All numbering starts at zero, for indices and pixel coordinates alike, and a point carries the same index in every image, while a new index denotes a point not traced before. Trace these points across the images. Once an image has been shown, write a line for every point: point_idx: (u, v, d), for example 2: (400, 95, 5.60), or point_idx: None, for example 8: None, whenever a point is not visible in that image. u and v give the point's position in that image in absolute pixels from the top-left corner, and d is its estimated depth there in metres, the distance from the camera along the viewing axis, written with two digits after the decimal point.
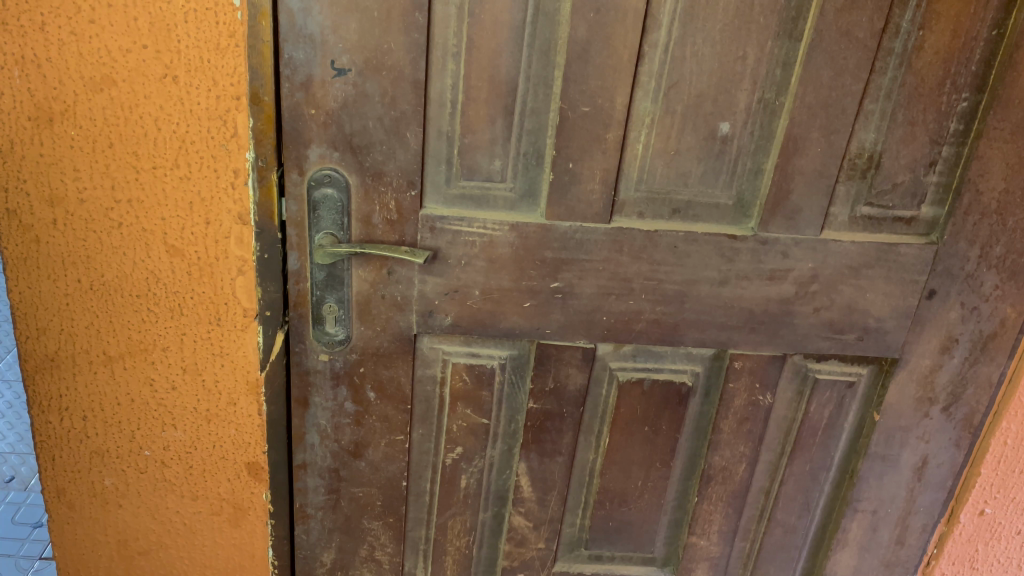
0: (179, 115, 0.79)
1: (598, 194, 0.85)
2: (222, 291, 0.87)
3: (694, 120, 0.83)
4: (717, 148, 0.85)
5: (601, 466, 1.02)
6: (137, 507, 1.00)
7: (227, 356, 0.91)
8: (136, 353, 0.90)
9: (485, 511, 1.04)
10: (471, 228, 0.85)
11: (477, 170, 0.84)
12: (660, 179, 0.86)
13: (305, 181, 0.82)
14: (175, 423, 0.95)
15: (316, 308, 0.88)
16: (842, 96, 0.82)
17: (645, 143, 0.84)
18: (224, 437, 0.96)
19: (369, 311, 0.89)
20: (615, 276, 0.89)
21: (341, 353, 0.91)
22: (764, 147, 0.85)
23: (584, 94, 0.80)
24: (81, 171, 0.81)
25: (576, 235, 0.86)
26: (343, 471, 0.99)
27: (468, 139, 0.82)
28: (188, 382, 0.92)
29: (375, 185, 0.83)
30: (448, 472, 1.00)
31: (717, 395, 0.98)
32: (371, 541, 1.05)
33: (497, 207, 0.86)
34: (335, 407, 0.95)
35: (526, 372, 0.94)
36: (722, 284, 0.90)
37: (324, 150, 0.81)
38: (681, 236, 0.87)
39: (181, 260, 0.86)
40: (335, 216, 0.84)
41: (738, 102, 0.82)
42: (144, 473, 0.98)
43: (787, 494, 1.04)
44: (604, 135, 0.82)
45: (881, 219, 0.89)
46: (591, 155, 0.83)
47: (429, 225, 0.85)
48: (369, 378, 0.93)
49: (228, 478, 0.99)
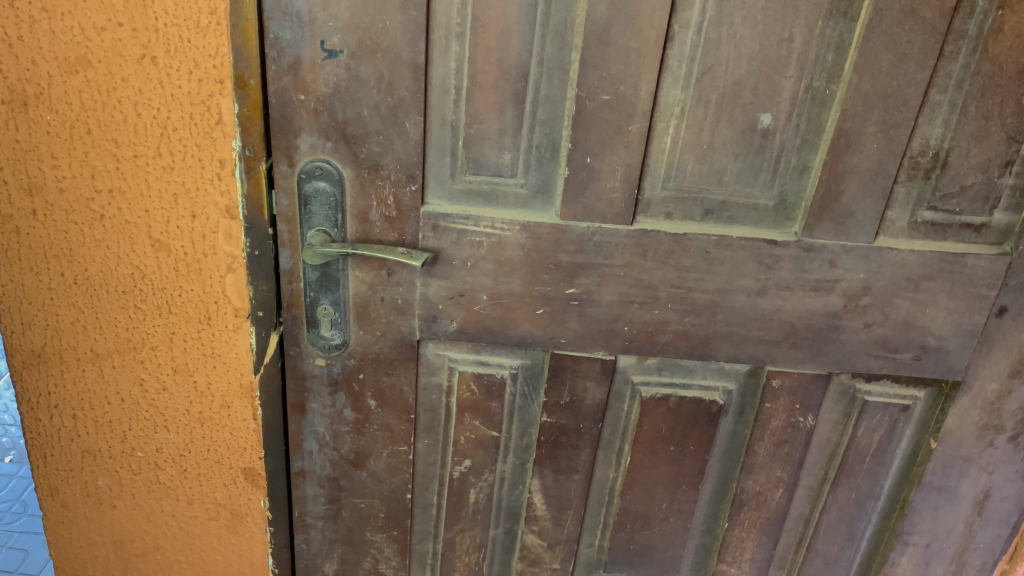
0: (159, 100, 0.72)
1: (619, 192, 0.75)
2: (212, 290, 0.81)
3: (731, 111, 0.73)
4: (757, 142, 0.74)
5: (622, 486, 0.93)
6: (132, 509, 0.96)
7: (220, 357, 0.85)
8: (124, 351, 0.85)
9: (497, 527, 0.97)
10: (478, 227, 0.77)
11: (484, 164, 0.75)
12: (690, 177, 0.76)
13: (295, 173, 0.75)
14: (168, 425, 0.90)
15: (311, 310, 0.81)
16: (904, 84, 0.71)
17: (675, 136, 0.74)
18: (219, 441, 0.91)
19: (368, 314, 0.82)
20: (638, 283, 0.80)
21: (338, 358, 0.84)
22: (811, 142, 0.74)
23: (604, 80, 0.71)
24: (59, 159, 0.75)
25: (595, 238, 0.77)
26: (344, 481, 0.93)
27: (474, 129, 0.74)
28: (180, 382, 0.87)
29: (371, 179, 0.75)
30: (456, 485, 0.94)
31: (752, 414, 0.88)
32: (375, 554, 0.98)
33: (506, 204, 0.77)
34: (333, 414, 0.88)
35: (539, 383, 0.86)
36: (759, 294, 0.80)
37: (315, 140, 0.73)
38: (714, 240, 0.78)
39: (167, 255, 0.79)
40: (328, 212, 0.76)
41: (782, 91, 0.72)
42: (138, 474, 0.93)
43: (829, 523, 0.94)
44: (626, 127, 0.73)
45: (946, 226, 0.78)
46: (611, 149, 0.74)
47: (432, 222, 0.77)
48: (369, 385, 0.86)
49: (225, 483, 0.93)
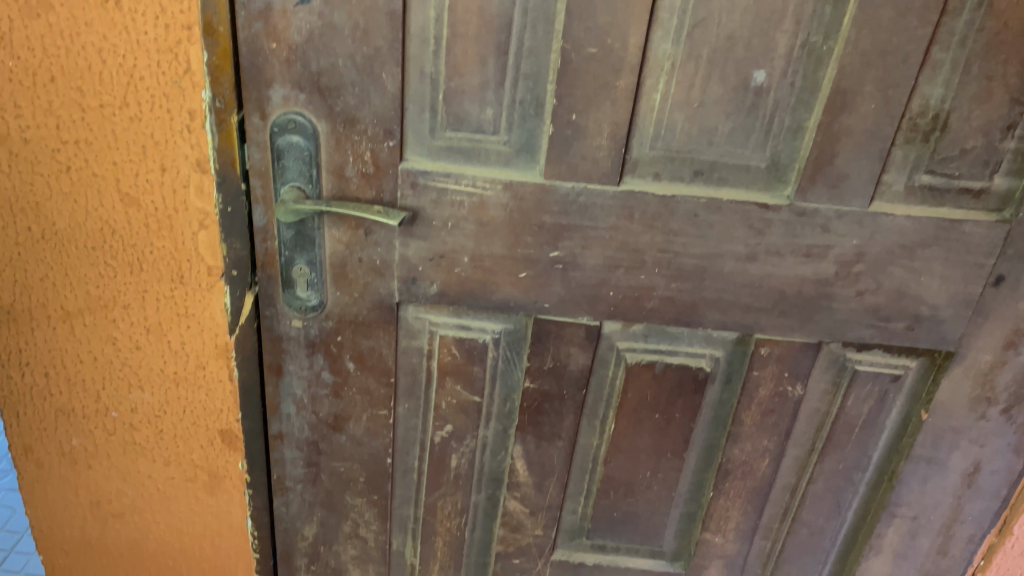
0: (125, 47, 0.68)
1: (605, 151, 0.73)
2: (184, 247, 0.78)
3: (723, 67, 0.69)
4: (750, 100, 0.71)
5: (606, 453, 0.92)
6: (108, 470, 0.94)
7: (194, 317, 0.83)
8: (96, 309, 0.83)
9: (478, 492, 0.95)
10: (458, 185, 0.74)
11: (465, 120, 0.72)
12: (680, 136, 0.73)
13: (267, 126, 0.71)
14: (142, 385, 0.88)
15: (286, 270, 0.79)
16: (904, 41, 0.68)
17: (664, 92, 0.71)
18: (195, 402, 0.89)
19: (345, 275, 0.79)
20: (624, 246, 0.77)
21: (315, 319, 0.82)
22: (806, 102, 0.71)
23: (590, 32, 0.67)
24: (22, 108, 0.72)
25: (580, 199, 0.75)
26: (323, 444, 0.91)
27: (455, 82, 0.70)
28: (153, 342, 0.85)
29: (347, 133, 0.72)
30: (437, 450, 0.92)
31: (739, 383, 0.86)
32: (355, 518, 0.97)
33: (488, 162, 0.74)
34: (311, 377, 0.86)
35: (522, 347, 0.84)
36: (749, 260, 0.78)
37: (288, 91, 0.70)
38: (703, 202, 0.75)
39: (137, 211, 0.77)
40: (302, 167, 0.73)
41: (777, 46, 0.69)
42: (113, 435, 0.92)
43: (815, 494, 0.93)
44: (613, 82, 0.69)
45: (944, 191, 0.75)
46: (597, 106, 0.70)
47: (411, 180, 0.74)
48: (347, 347, 0.84)
49: (201, 444, 0.92)
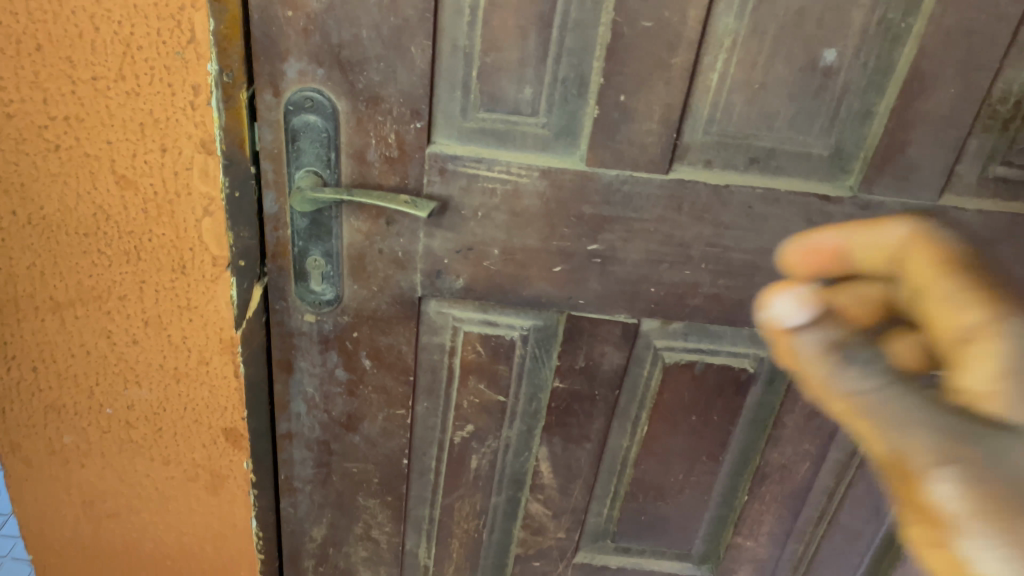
0: (121, 12, 0.60)
1: (655, 136, 0.66)
2: (186, 235, 0.71)
3: (790, 45, 0.62)
4: (817, 83, 0.64)
5: (636, 456, 0.86)
6: (102, 468, 0.88)
7: (196, 310, 0.76)
8: (89, 300, 0.76)
9: (499, 494, 0.90)
10: (491, 171, 0.67)
11: (501, 100, 0.65)
12: (737, 121, 0.66)
13: (281, 104, 0.64)
14: (140, 381, 0.81)
15: (299, 261, 0.72)
16: (993, 19, 0.61)
17: (723, 72, 0.64)
18: (197, 399, 0.82)
19: (364, 268, 0.72)
20: (669, 240, 0.71)
21: (329, 314, 0.75)
22: (878, 85, 0.64)
23: (645, 4, 0.60)
24: (4, 79, 0.63)
25: (624, 188, 0.68)
26: (335, 444, 0.85)
27: (491, 58, 0.63)
28: (152, 336, 0.78)
29: (370, 113, 0.64)
30: (457, 451, 0.86)
31: (783, 384, 0.80)
32: (368, 520, 0.91)
33: (524, 146, 0.67)
34: (324, 374, 0.80)
35: (552, 346, 0.78)
36: None
37: (305, 65, 0.62)
38: (758, 193, 0.68)
39: (134, 195, 0.69)
40: (319, 150, 0.65)
41: (852, 23, 0.61)
42: (107, 432, 0.85)
43: (855, 497, 0.87)
44: (668, 60, 0.62)
45: (1019, 183, 0.68)
46: (649, 86, 0.63)
47: (439, 165, 0.67)
48: (364, 344, 0.77)
49: (203, 443, 0.86)
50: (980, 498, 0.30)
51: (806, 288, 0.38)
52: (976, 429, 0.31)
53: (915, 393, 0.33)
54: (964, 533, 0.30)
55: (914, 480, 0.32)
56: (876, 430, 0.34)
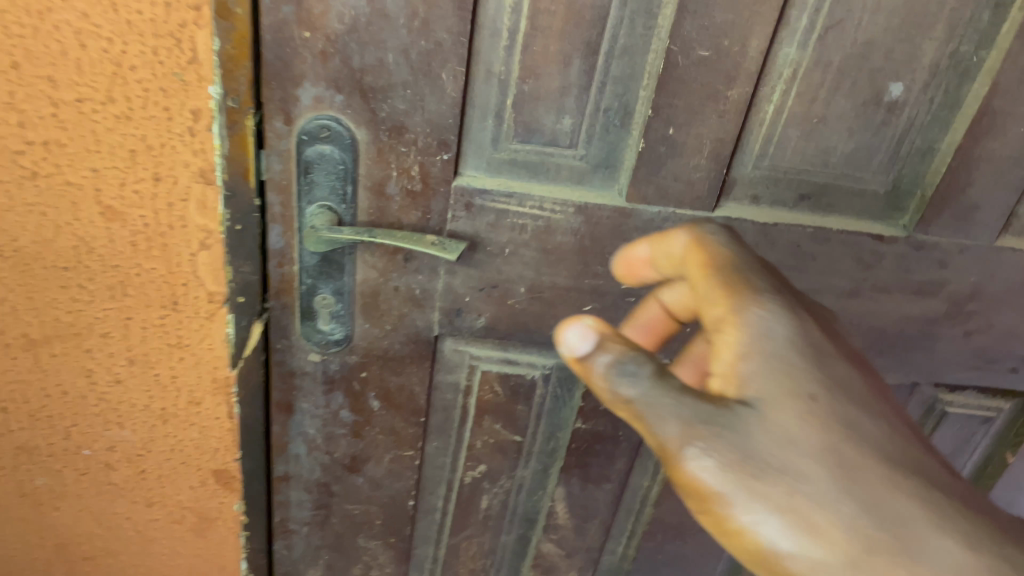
0: (112, 28, 0.53)
1: (703, 172, 0.60)
2: (179, 270, 0.65)
3: (855, 78, 0.57)
4: (879, 117, 0.59)
5: (657, 495, 0.82)
6: (78, 511, 0.81)
7: (188, 348, 0.69)
8: (66, 338, 0.68)
9: (509, 533, 0.85)
10: (522, 207, 0.61)
11: (537, 130, 0.59)
12: (791, 156, 0.61)
13: (293, 133, 0.57)
14: (122, 421, 0.74)
15: (306, 300, 0.65)
16: None
17: (780, 104, 0.58)
18: (186, 440, 0.76)
19: (377, 306, 0.66)
20: None
21: (336, 354, 0.69)
22: (942, 121, 0.60)
23: (704, 31, 0.54)
24: None
25: (666, 225, 0.62)
26: (336, 486, 0.79)
27: (529, 85, 0.57)
28: (137, 375, 0.71)
29: (392, 143, 0.58)
30: (466, 491, 0.81)
31: None
32: (368, 560, 0.86)
33: (559, 179, 0.61)
34: (327, 416, 0.73)
35: (575, 385, 0.73)
36: (851, 296, 0.67)
37: (322, 91, 0.55)
38: (808, 233, 0.64)
39: (121, 227, 0.62)
40: (334, 183, 0.59)
41: (921, 56, 0.57)
42: (85, 474, 0.78)
43: None
44: (723, 92, 0.57)
45: None
46: (701, 119, 0.58)
47: (466, 200, 0.61)
48: (373, 384, 0.71)
49: (192, 485, 0.79)
50: (728, 465, 0.38)
51: (590, 320, 0.43)
52: (714, 414, 0.39)
53: (673, 396, 0.40)
54: (731, 504, 0.38)
55: (674, 459, 0.39)
56: (641, 420, 0.40)
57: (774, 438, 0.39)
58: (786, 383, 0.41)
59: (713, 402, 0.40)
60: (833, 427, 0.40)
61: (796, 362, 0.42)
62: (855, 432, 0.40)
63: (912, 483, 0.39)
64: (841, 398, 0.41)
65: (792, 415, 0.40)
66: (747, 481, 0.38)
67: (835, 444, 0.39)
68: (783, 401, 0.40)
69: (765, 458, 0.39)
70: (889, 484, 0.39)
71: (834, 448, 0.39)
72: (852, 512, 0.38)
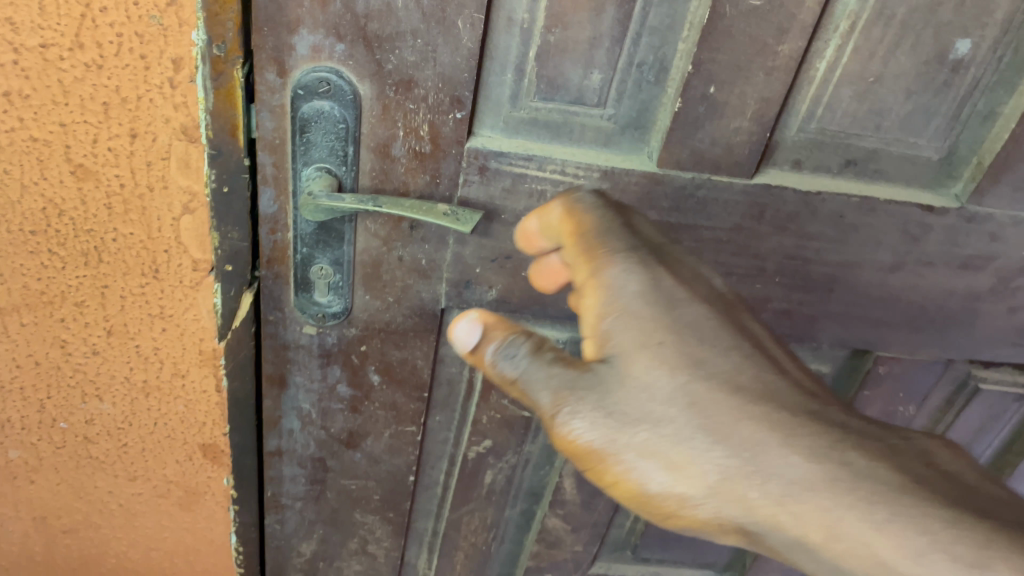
0: None
1: (744, 135, 0.54)
2: (160, 235, 0.58)
3: (919, 32, 0.51)
4: (940, 77, 0.53)
5: None
6: (56, 485, 0.76)
7: (172, 318, 0.64)
8: (36, 307, 0.62)
9: (513, 508, 0.81)
10: (542, 172, 0.55)
11: (561, 87, 0.53)
12: (840, 118, 0.55)
13: (287, 87, 0.50)
14: (101, 394, 0.69)
15: (301, 270, 0.59)
16: None
17: (833, 61, 0.52)
18: (170, 413, 0.71)
19: (379, 277, 0.60)
20: (744, 250, 0.60)
21: (334, 327, 0.63)
22: (1009, 81, 0.54)
23: None
24: None
25: (699, 193, 0.57)
26: (331, 461, 0.74)
27: (555, 35, 0.50)
28: (116, 346, 0.65)
29: (399, 100, 0.51)
30: (470, 466, 0.76)
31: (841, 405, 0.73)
32: (365, 536, 0.81)
33: (583, 141, 0.55)
34: (322, 390, 0.68)
35: None
36: (893, 270, 0.62)
37: (320, 39, 0.48)
38: (854, 202, 0.58)
39: (95, 188, 0.56)
40: (334, 143, 0.52)
41: (997, 8, 0.50)
42: (62, 447, 0.73)
43: None
44: (773, 46, 0.51)
45: None
46: (746, 76, 0.52)
47: (480, 163, 0.54)
48: (373, 358, 0.66)
49: (177, 458, 0.74)
50: (604, 424, 0.43)
51: (476, 313, 0.46)
52: (583, 380, 0.43)
53: (546, 369, 0.43)
54: (608, 453, 0.43)
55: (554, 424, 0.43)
56: (526, 395, 0.44)
57: (628, 388, 0.43)
58: (639, 335, 0.44)
59: (577, 367, 0.43)
60: (680, 369, 0.43)
61: (649, 316, 0.44)
62: (713, 370, 0.44)
63: (766, 413, 0.43)
64: (695, 339, 0.44)
65: (642, 367, 0.43)
66: (612, 430, 0.43)
67: (697, 386, 0.43)
68: (640, 353, 0.43)
69: (627, 410, 0.42)
70: (747, 417, 0.43)
71: (699, 387, 0.43)
72: (719, 453, 0.42)
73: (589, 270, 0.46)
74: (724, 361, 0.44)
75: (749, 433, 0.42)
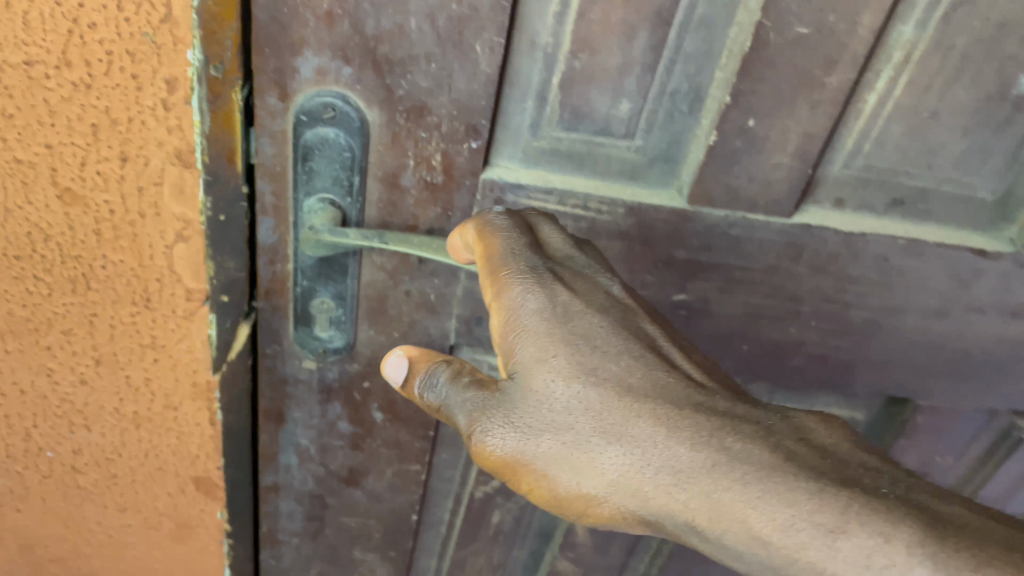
0: None
1: (784, 172, 0.50)
2: (152, 262, 0.53)
3: (981, 66, 0.47)
4: (1001, 114, 0.49)
5: None
6: (42, 514, 0.72)
7: (163, 349, 0.58)
8: (22, 334, 0.59)
9: (521, 547, 0.78)
10: (562, 206, 0.51)
11: (587, 116, 0.48)
12: (889, 156, 0.50)
13: (289, 112, 0.46)
14: (89, 423, 0.65)
15: (302, 304, 0.55)
16: None
17: (885, 94, 0.48)
18: (162, 446, 0.66)
19: (384, 311, 0.56)
20: (777, 292, 0.56)
21: (335, 361, 0.59)
22: None
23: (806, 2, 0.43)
24: None
25: (732, 232, 0.52)
26: (330, 498, 0.70)
27: (582, 61, 0.46)
28: (105, 376, 0.61)
29: (411, 127, 0.47)
30: (476, 505, 0.72)
31: None
32: (365, 572, 0.78)
33: (607, 172, 0.51)
34: (322, 426, 0.64)
35: None
36: (937, 316, 0.57)
37: (326, 61, 0.45)
38: (899, 245, 0.54)
39: (82, 212, 0.51)
40: (339, 173, 0.48)
41: None
42: (49, 476, 0.69)
43: None
44: (821, 78, 0.46)
45: None
46: (789, 109, 0.47)
47: (496, 195, 0.50)
48: (376, 394, 0.62)
49: (169, 492, 0.69)
50: (514, 436, 0.43)
51: (399, 350, 0.47)
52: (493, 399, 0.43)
53: (462, 395, 0.44)
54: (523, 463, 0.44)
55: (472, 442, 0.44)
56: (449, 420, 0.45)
57: (528, 399, 0.43)
58: (539, 350, 0.43)
59: (485, 387, 0.44)
60: (579, 376, 0.43)
61: (546, 330, 0.44)
62: (613, 378, 0.43)
63: (669, 420, 0.42)
64: (594, 349, 0.44)
65: (541, 381, 0.43)
66: (523, 440, 0.43)
67: (597, 395, 0.43)
68: (539, 368, 0.43)
69: (533, 420, 0.43)
70: (648, 423, 0.43)
71: (598, 398, 0.43)
72: (621, 452, 0.43)
73: (492, 293, 0.44)
74: (617, 365, 0.44)
75: (645, 430, 0.43)
